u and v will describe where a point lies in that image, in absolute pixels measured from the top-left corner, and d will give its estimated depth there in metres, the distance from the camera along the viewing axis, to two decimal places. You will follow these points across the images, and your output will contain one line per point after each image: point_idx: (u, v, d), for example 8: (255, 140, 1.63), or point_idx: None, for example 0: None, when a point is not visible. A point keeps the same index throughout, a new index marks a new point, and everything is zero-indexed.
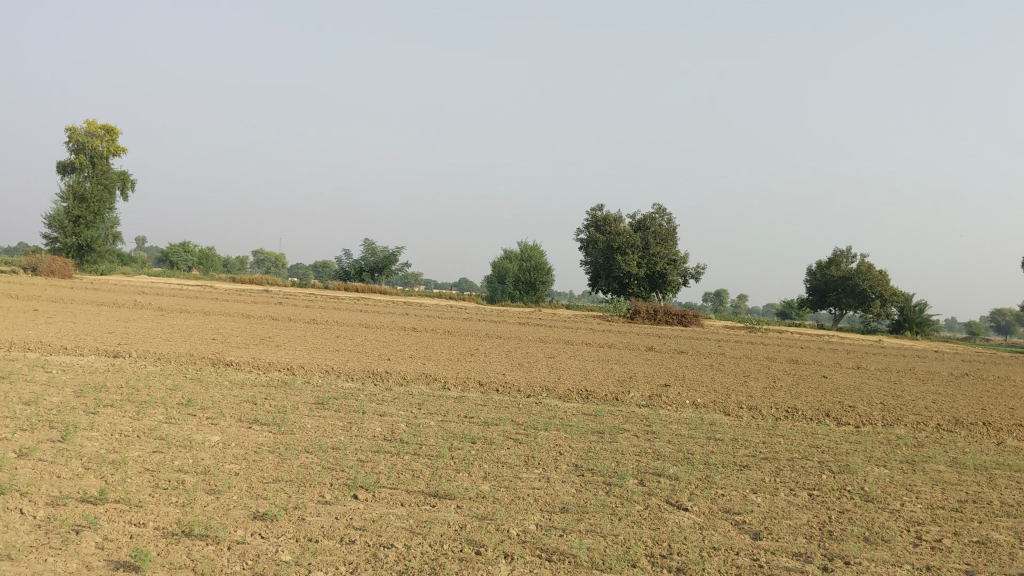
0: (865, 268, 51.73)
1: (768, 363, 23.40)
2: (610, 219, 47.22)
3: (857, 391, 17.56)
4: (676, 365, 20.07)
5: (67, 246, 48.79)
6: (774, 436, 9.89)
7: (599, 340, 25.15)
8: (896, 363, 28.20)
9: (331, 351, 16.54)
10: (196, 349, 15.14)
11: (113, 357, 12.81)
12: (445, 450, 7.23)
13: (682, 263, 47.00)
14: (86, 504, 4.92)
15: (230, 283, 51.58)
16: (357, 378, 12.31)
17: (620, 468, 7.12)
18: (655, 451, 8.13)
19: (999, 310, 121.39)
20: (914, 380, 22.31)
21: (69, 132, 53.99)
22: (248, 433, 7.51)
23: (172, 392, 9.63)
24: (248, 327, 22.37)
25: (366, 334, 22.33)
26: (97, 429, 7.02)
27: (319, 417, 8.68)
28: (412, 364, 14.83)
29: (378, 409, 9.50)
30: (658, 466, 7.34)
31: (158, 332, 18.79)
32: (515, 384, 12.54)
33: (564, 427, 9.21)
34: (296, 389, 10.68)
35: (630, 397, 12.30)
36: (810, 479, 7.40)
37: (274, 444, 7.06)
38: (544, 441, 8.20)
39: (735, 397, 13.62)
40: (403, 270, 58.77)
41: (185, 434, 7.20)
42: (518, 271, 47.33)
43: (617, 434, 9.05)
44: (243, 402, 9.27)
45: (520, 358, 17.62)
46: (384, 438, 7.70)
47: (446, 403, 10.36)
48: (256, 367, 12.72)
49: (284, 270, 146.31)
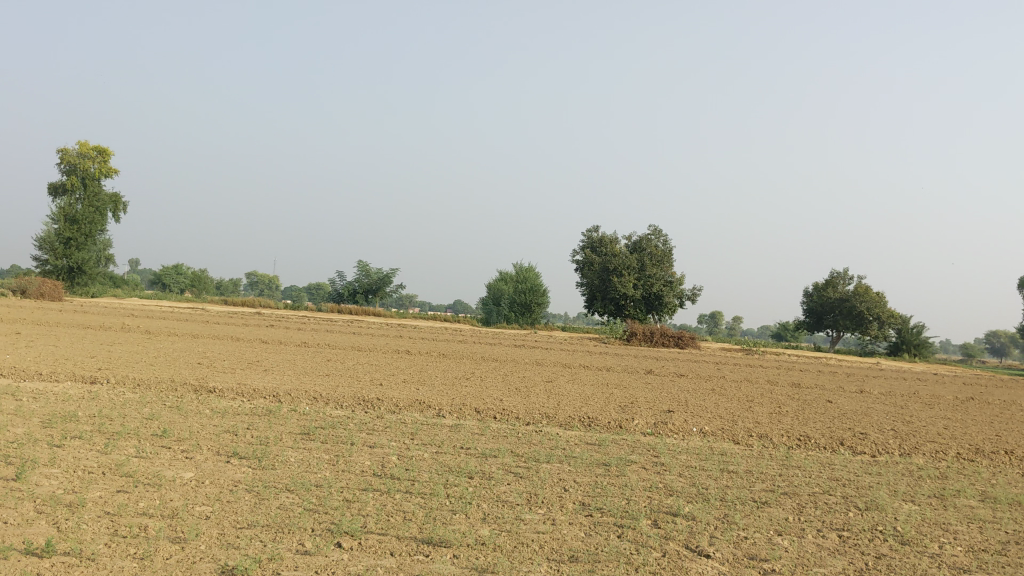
0: (862, 290, 51.24)
1: (770, 387, 22.78)
2: (606, 240, 46.74)
3: (865, 417, 16.98)
4: (676, 389, 19.48)
5: (57, 268, 48.09)
6: (789, 467, 9.31)
7: (596, 363, 24.58)
8: (900, 387, 27.59)
9: (321, 376, 15.93)
10: (180, 374, 14.51)
11: (90, 383, 12.17)
12: (440, 487, 6.61)
13: (678, 285, 46.55)
14: (30, 558, 4.32)
15: (223, 305, 50.91)
16: (347, 405, 11.67)
17: (632, 507, 6.51)
18: (667, 486, 7.54)
19: (993, 332, 121.07)
20: (920, 405, 21.76)
21: (60, 154, 53.41)
22: (225, 469, 6.87)
23: (147, 422, 8.98)
24: (237, 351, 21.76)
25: (359, 357, 21.71)
26: (60, 466, 6.40)
27: (303, 449, 8.06)
28: (404, 389, 14.21)
29: (368, 440, 8.88)
30: (673, 504, 6.75)
31: (142, 356, 18.15)
32: (513, 411, 11.93)
33: (567, 458, 8.61)
34: (281, 418, 10.04)
35: (634, 425, 11.71)
36: (837, 519, 6.81)
37: (252, 481, 6.42)
38: (546, 474, 7.59)
39: (741, 424, 13.02)
40: (397, 292, 58.18)
41: (153, 471, 6.56)
42: (513, 293, 46.76)
43: (623, 466, 8.46)
44: (223, 433, 8.64)
45: (517, 383, 17.01)
46: (373, 473, 7.09)
47: (441, 432, 9.75)
48: (240, 394, 12.07)
49: (278, 293, 145.94)
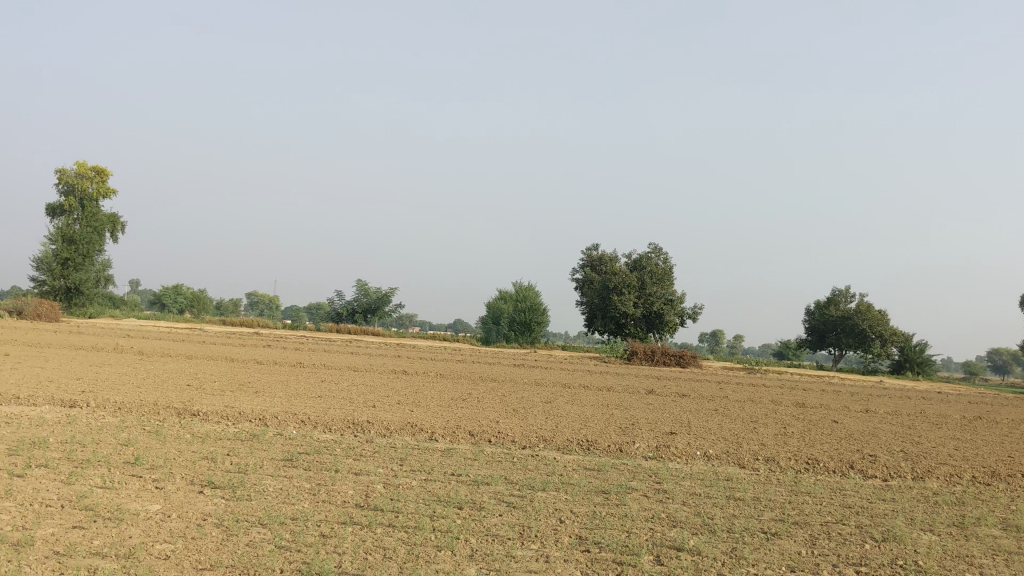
0: (865, 308, 50.78)
1: (774, 407, 22.27)
2: (606, 258, 46.34)
3: (873, 438, 16.49)
4: (678, 409, 18.99)
5: (54, 288, 47.60)
6: (800, 493, 8.84)
7: (596, 383, 24.12)
8: (906, 406, 27.06)
9: (314, 398, 15.45)
10: (165, 397, 14.02)
11: (70, 407, 11.71)
12: (425, 520, 6.14)
13: (679, 303, 46.09)
14: None
15: (221, 326, 50.41)
16: (336, 429, 11.19)
17: (631, 541, 6.04)
18: (671, 515, 7.08)
19: (995, 350, 120.65)
20: (927, 424, 21.28)
21: (58, 173, 53.01)
22: (195, 500, 6.39)
23: (122, 448, 8.51)
24: (229, 372, 21.26)
25: (353, 378, 21.25)
26: (13, 500, 5.92)
27: (284, 477, 7.60)
28: (397, 411, 13.73)
29: (355, 466, 8.41)
30: (677, 537, 6.29)
31: (130, 378, 17.66)
32: (509, 434, 11.46)
33: (564, 485, 8.14)
34: (265, 443, 9.57)
35: (636, 448, 11.24)
36: (854, 552, 6.35)
37: (222, 514, 5.96)
38: (541, 504, 7.11)
39: (746, 446, 12.54)
40: (397, 311, 57.69)
41: (116, 503, 6.08)
42: (513, 312, 46.27)
43: (624, 493, 8.00)
44: (200, 460, 8.17)
45: (515, 404, 16.52)
46: (355, 504, 6.62)
47: (431, 458, 9.27)
48: (225, 418, 11.58)
49: (278, 313, 145.57)
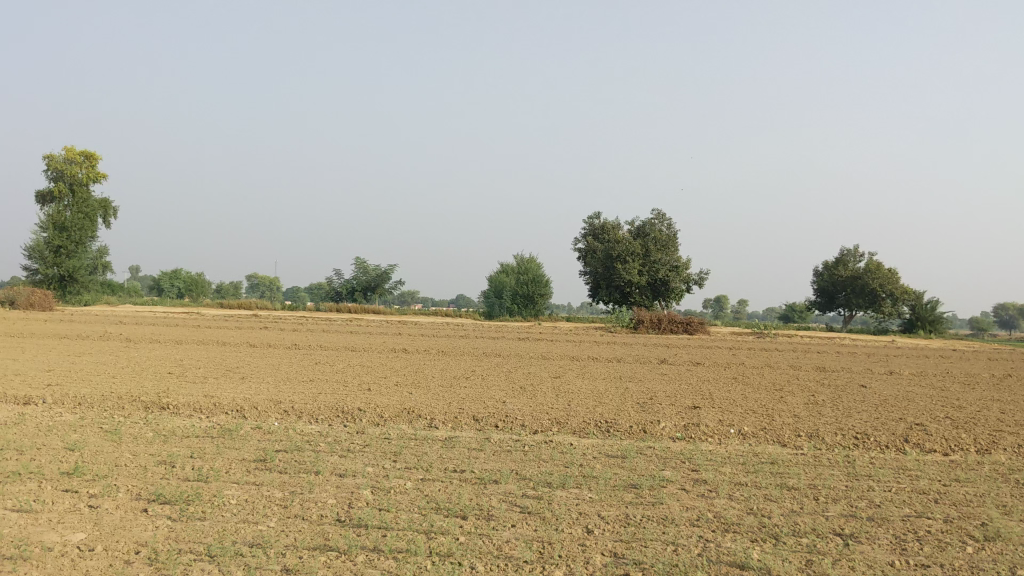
0: (874, 267, 49.28)
1: (795, 373, 20.96)
2: (609, 226, 44.98)
3: (909, 403, 15.25)
4: (696, 380, 17.73)
5: (48, 277, 46.29)
6: (860, 478, 7.54)
7: (605, 354, 22.77)
8: (931, 366, 25.76)
9: (302, 384, 14.15)
10: (138, 388, 12.76)
11: (29, 404, 10.44)
12: (421, 541, 4.85)
13: (685, 269, 44.65)
14: None
15: (218, 308, 49.15)
16: (323, 419, 9.92)
17: (681, 559, 4.77)
18: (722, 518, 5.79)
19: (1002, 306, 119.61)
20: (959, 385, 20.01)
21: (47, 160, 51.67)
22: (135, 523, 5.12)
23: (64, 455, 7.23)
24: (216, 357, 19.94)
25: (349, 358, 19.98)
26: None
27: (251, 485, 6.32)
28: (392, 395, 12.46)
29: (339, 466, 7.13)
30: (737, 550, 5.00)
31: (107, 368, 16.35)
32: (517, 417, 10.15)
33: (587, 481, 6.83)
34: (238, 441, 8.27)
35: (662, 428, 9.94)
36: (964, 559, 5.05)
37: (161, 543, 4.68)
38: (562, 508, 5.82)
39: (779, 419, 11.25)
40: (397, 288, 56.45)
41: (27, 534, 4.80)
42: (515, 285, 44.93)
43: (658, 487, 6.73)
44: (156, 466, 6.88)
45: (522, 380, 15.24)
46: (336, 520, 5.35)
47: (429, 450, 7.97)
48: (198, 411, 10.30)
49: (279, 295, 144.34)
